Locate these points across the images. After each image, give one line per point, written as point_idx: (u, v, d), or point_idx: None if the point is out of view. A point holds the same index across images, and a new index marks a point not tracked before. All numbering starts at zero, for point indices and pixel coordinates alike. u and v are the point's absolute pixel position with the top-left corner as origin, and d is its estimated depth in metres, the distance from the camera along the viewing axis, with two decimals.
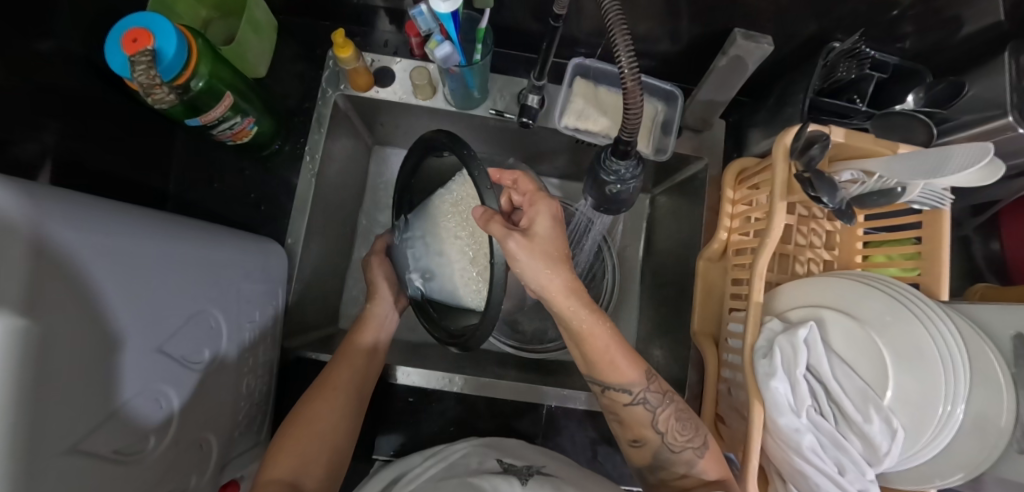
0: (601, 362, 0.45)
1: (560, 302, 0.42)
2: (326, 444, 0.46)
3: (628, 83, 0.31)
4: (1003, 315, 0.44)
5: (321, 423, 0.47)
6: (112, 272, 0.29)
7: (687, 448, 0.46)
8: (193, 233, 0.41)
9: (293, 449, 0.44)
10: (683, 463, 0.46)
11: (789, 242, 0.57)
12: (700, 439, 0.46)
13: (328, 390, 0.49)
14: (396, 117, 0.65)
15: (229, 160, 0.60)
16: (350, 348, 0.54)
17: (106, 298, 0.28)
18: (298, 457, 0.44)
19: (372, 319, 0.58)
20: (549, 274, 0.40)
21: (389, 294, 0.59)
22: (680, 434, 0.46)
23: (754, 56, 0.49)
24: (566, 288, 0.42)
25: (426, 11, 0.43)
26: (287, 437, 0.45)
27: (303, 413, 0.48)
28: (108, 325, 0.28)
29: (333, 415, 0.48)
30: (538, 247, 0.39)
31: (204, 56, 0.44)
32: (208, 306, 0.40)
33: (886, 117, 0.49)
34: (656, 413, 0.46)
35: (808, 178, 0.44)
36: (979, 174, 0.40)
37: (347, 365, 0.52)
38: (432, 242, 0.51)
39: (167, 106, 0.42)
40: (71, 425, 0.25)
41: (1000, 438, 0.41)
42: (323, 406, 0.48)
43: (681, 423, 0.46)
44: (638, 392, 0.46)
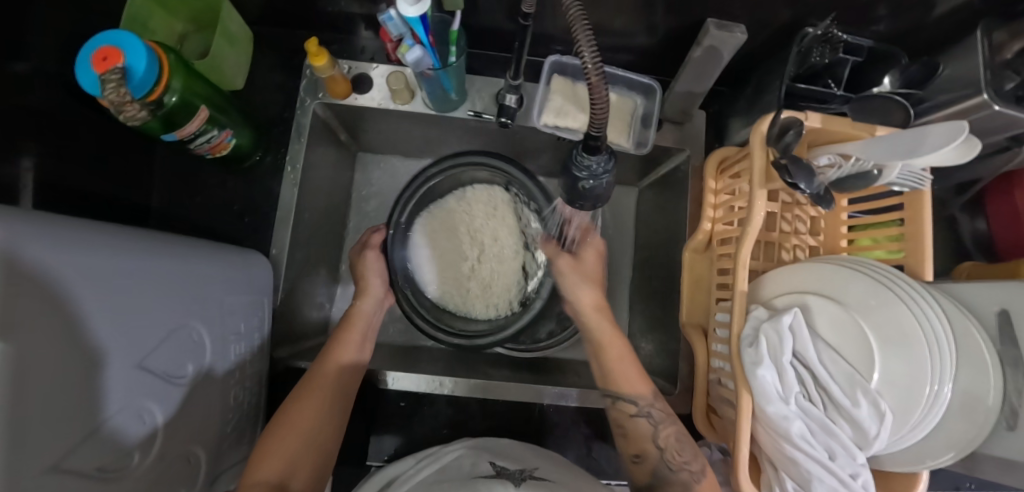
0: (616, 373, 0.52)
1: (590, 315, 0.56)
2: (312, 445, 0.46)
3: (591, 76, 0.30)
4: (987, 292, 0.45)
5: (307, 423, 0.47)
6: (92, 290, 0.29)
7: (684, 468, 0.46)
8: (173, 248, 0.40)
9: (279, 450, 0.44)
10: (680, 484, 0.45)
11: (773, 229, 0.57)
12: (698, 462, 0.47)
13: (315, 390, 0.49)
14: (377, 123, 0.65)
15: (211, 174, 0.60)
16: (337, 348, 0.54)
17: (84, 316, 0.28)
18: (287, 458, 0.44)
19: (358, 318, 0.58)
20: (584, 289, 0.57)
21: (371, 300, 0.59)
22: (678, 454, 0.47)
23: (728, 45, 0.49)
24: (594, 305, 0.56)
25: (396, 17, 0.42)
26: (273, 437, 0.45)
27: (289, 412, 0.47)
28: (87, 342, 0.28)
29: (320, 416, 0.48)
30: (581, 269, 0.58)
31: (176, 71, 0.44)
32: (191, 319, 0.40)
33: (863, 100, 0.48)
34: (657, 429, 0.48)
35: (784, 164, 0.44)
36: (959, 150, 0.40)
37: (333, 364, 0.52)
38: (427, 255, 0.65)
39: (140, 122, 0.43)
40: (52, 444, 0.25)
41: (989, 416, 0.41)
42: (306, 407, 0.48)
43: (681, 443, 0.48)
44: (643, 405, 0.49)
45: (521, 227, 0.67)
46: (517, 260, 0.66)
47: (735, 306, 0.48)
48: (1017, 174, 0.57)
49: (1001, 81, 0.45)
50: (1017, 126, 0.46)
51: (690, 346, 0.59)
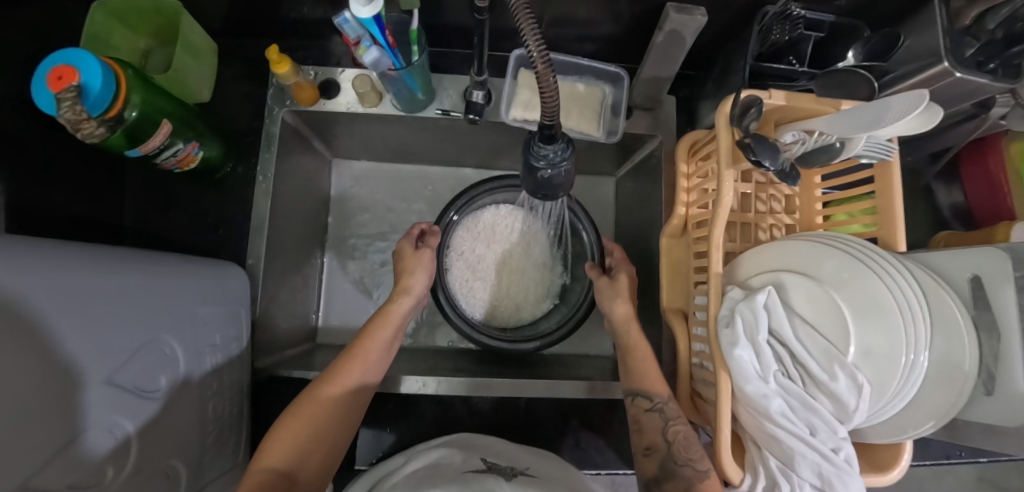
0: (639, 369, 0.54)
1: (622, 327, 0.57)
2: (321, 438, 0.47)
3: (538, 64, 0.28)
4: (958, 258, 0.44)
5: (322, 416, 0.47)
6: (57, 307, 0.28)
7: (689, 464, 0.47)
8: (139, 262, 0.40)
9: (286, 442, 0.44)
10: (684, 480, 0.46)
11: (748, 210, 0.57)
12: (704, 463, 0.47)
13: (335, 384, 0.50)
14: (348, 127, 0.66)
15: (182, 186, 0.59)
16: (366, 347, 0.54)
17: (48, 331, 0.27)
18: (296, 450, 0.44)
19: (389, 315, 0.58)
20: (619, 303, 0.57)
21: (410, 299, 0.60)
22: (687, 450, 0.48)
23: (689, 29, 0.49)
24: (627, 318, 0.56)
25: (351, 19, 0.43)
26: (280, 427, 0.45)
27: (300, 403, 0.47)
28: (52, 356, 0.27)
29: (334, 411, 0.48)
30: (619, 287, 0.58)
31: (134, 85, 0.44)
32: (161, 334, 0.40)
33: (828, 75, 0.48)
34: (667, 422, 0.50)
35: (748, 143, 0.43)
36: (919, 119, 0.40)
37: (358, 360, 0.53)
38: (465, 266, 0.72)
39: (99, 139, 0.42)
40: (21, 461, 0.24)
41: (966, 384, 0.40)
42: (319, 402, 0.48)
43: (689, 441, 0.48)
44: (659, 402, 0.51)
45: (546, 247, 0.74)
46: (544, 279, 0.73)
47: (711, 289, 0.48)
48: (988, 139, 0.58)
49: (962, 48, 0.45)
50: (981, 92, 0.46)
51: (672, 331, 0.59)
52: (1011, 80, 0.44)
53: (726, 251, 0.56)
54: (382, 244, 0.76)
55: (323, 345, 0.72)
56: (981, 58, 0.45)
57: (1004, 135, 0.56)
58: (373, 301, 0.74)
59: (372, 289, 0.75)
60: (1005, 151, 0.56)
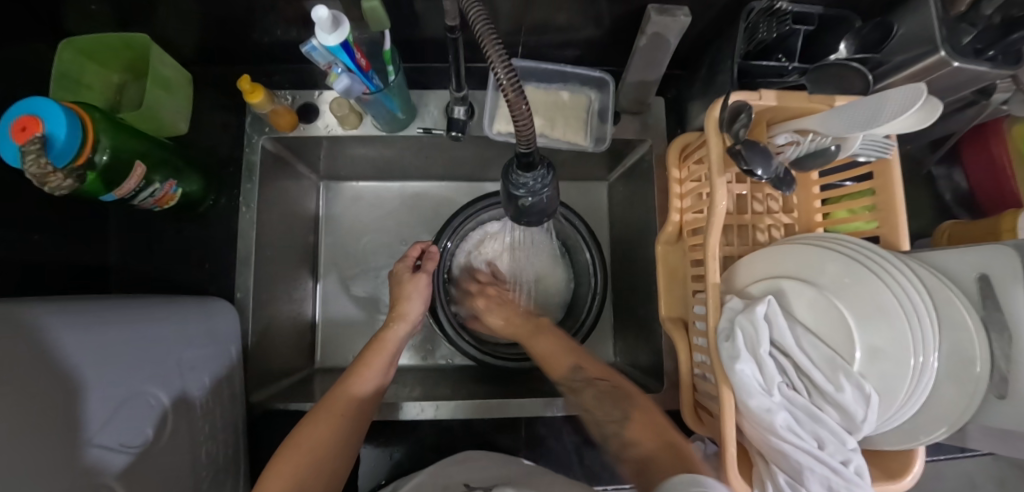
0: (545, 353, 0.58)
1: (528, 337, 0.61)
2: (321, 467, 0.45)
3: (508, 93, 0.27)
4: (962, 257, 0.43)
5: (324, 445, 0.46)
6: (24, 382, 0.27)
7: (610, 423, 0.49)
8: (116, 314, 0.39)
9: (286, 474, 0.43)
10: (615, 436, 0.48)
11: (745, 211, 0.55)
12: (620, 413, 0.49)
13: (337, 412, 0.49)
14: (331, 149, 0.65)
15: (164, 223, 0.58)
16: (361, 371, 0.54)
17: (22, 405, 0.26)
18: (297, 482, 0.43)
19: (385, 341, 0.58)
20: (502, 323, 0.64)
21: (404, 325, 0.60)
22: (601, 410, 0.51)
23: (672, 30, 0.47)
24: (519, 327, 0.62)
25: (319, 47, 0.40)
26: (277, 461, 0.44)
27: (299, 434, 0.46)
28: (29, 429, 0.26)
29: (335, 439, 0.47)
30: (499, 312, 0.65)
31: (103, 129, 0.43)
32: (146, 385, 0.39)
33: (819, 70, 0.46)
34: (580, 397, 0.53)
35: (740, 150, 0.41)
36: (917, 116, 0.38)
37: (358, 386, 0.52)
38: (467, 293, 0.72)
39: (66, 192, 0.40)
40: None
41: (978, 384, 0.39)
42: (320, 428, 0.47)
43: (602, 402, 0.51)
44: (569, 383, 0.55)
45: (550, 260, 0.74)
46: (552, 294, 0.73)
47: (709, 299, 0.46)
48: (990, 125, 0.56)
49: (958, 35, 0.43)
50: (980, 80, 0.44)
51: (671, 340, 0.58)
52: (1011, 67, 0.42)
53: (724, 255, 0.55)
54: (375, 263, 0.75)
55: (321, 369, 0.71)
56: (978, 45, 0.43)
57: (1005, 119, 0.55)
58: (369, 321, 0.74)
59: (368, 309, 0.74)
60: (1007, 134, 0.54)
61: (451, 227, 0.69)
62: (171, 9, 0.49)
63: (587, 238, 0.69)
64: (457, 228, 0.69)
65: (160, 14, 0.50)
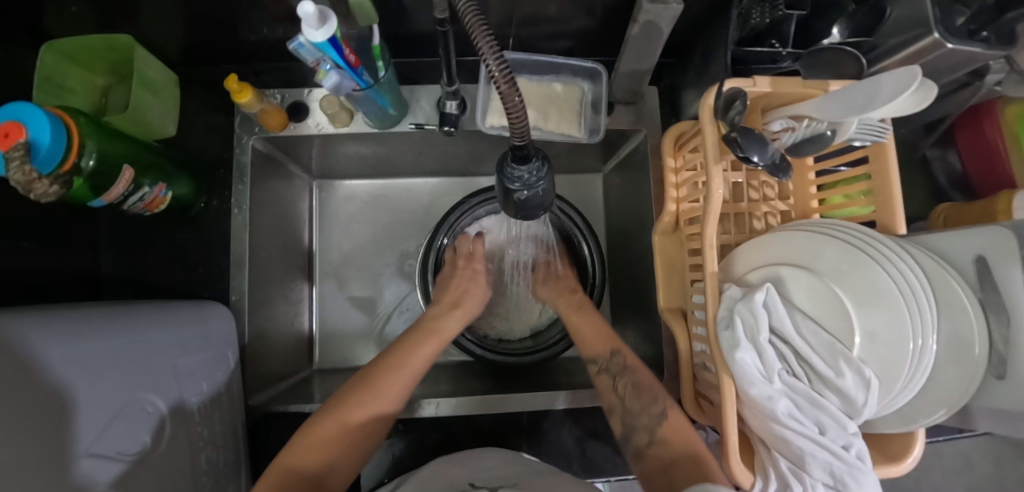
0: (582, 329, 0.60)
1: (570, 311, 0.63)
2: (355, 441, 0.44)
3: (501, 85, 0.26)
4: (959, 239, 0.43)
5: (359, 421, 0.45)
6: (21, 392, 0.27)
7: (644, 413, 0.48)
8: (108, 322, 0.39)
9: (323, 446, 0.42)
10: (645, 429, 0.47)
11: (741, 199, 0.55)
12: (659, 406, 0.48)
13: (377, 391, 0.48)
14: (323, 148, 0.64)
15: (156, 227, 0.57)
16: (411, 355, 0.53)
17: (18, 416, 0.26)
18: (327, 454, 0.42)
19: (437, 331, 0.58)
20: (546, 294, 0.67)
21: (456, 319, 0.61)
22: (636, 401, 0.50)
23: (664, 19, 0.45)
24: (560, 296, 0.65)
25: (307, 44, 0.39)
26: (317, 430, 0.43)
27: (341, 407, 0.45)
28: (25, 440, 0.26)
29: (372, 417, 0.46)
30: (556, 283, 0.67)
31: (88, 134, 0.42)
32: (141, 392, 0.39)
33: (814, 55, 0.46)
34: (615, 380, 0.52)
35: (735, 137, 0.41)
36: (913, 98, 0.37)
37: (400, 368, 0.51)
38: None
39: (52, 199, 0.39)
40: None
41: (978, 367, 0.39)
42: (363, 406, 0.46)
43: (638, 391, 0.50)
44: (603, 362, 0.55)
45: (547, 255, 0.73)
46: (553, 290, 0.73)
47: (707, 288, 0.46)
48: (982, 107, 0.56)
49: (952, 16, 0.43)
50: (974, 61, 0.44)
51: (670, 330, 0.58)
52: (1005, 47, 0.42)
53: (721, 244, 0.54)
54: (372, 261, 0.75)
55: (320, 369, 0.71)
56: (972, 26, 0.43)
57: (998, 101, 0.55)
58: (367, 320, 0.73)
59: (366, 308, 0.74)
60: (1001, 117, 0.54)
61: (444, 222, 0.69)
62: (154, 8, 0.48)
63: (585, 231, 0.68)
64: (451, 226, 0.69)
65: (143, 14, 0.49)
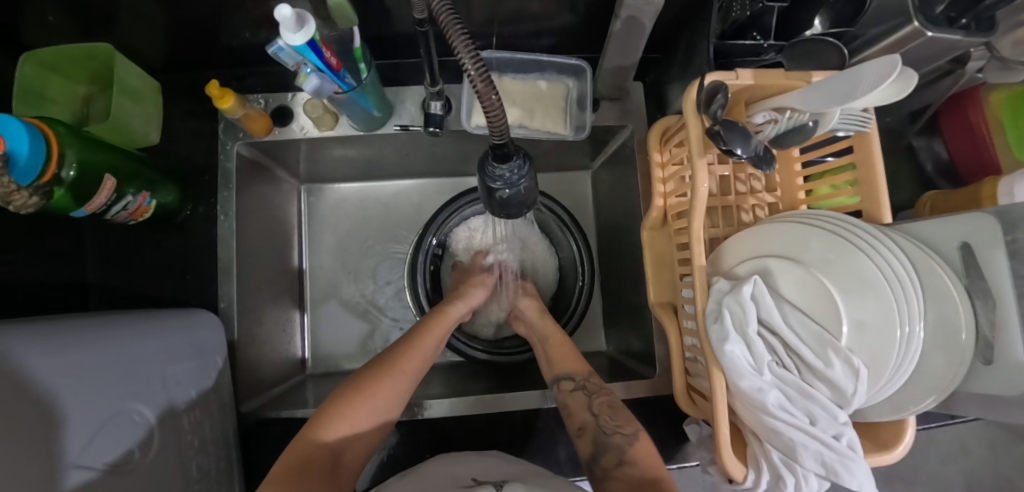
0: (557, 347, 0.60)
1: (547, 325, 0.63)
2: (375, 417, 0.47)
3: (477, 83, 0.26)
4: (942, 226, 0.43)
5: (380, 400, 0.48)
6: (5, 404, 0.26)
7: (617, 432, 0.47)
8: (92, 334, 0.38)
9: (347, 420, 0.45)
10: (616, 448, 0.46)
11: (729, 192, 0.55)
12: (631, 427, 0.48)
13: (395, 372, 0.50)
14: (310, 151, 0.64)
15: (141, 236, 0.56)
16: (425, 338, 0.56)
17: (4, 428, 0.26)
18: (349, 426, 0.45)
19: (445, 317, 0.61)
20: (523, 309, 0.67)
21: (463, 303, 0.64)
22: (612, 418, 0.49)
23: (646, 15, 0.45)
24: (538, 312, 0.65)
25: (286, 47, 0.39)
26: (341, 405, 0.46)
27: (361, 385, 0.48)
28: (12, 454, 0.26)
29: (392, 397, 0.49)
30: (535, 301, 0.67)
31: (69, 143, 0.42)
32: (129, 402, 0.38)
33: (795, 46, 0.46)
34: (591, 398, 0.52)
35: (718, 131, 0.41)
36: (894, 86, 0.38)
37: (415, 351, 0.54)
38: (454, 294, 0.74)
39: (33, 210, 0.39)
40: None
41: (965, 352, 0.39)
42: (386, 383, 0.49)
43: (613, 410, 0.50)
44: (579, 380, 0.55)
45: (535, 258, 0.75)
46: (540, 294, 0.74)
47: (696, 281, 0.46)
48: (967, 93, 0.56)
49: (931, 4, 0.43)
50: (953, 49, 0.45)
51: (661, 324, 0.58)
52: (985, 34, 0.42)
53: (710, 237, 0.54)
54: (362, 264, 0.75)
55: (313, 375, 0.70)
56: (951, 13, 0.43)
57: (982, 87, 0.55)
58: (359, 323, 0.73)
59: (358, 311, 0.74)
60: (984, 102, 0.54)
61: (433, 222, 0.70)
62: (133, 15, 0.48)
63: (572, 228, 0.70)
64: (441, 226, 0.70)
65: (122, 20, 0.48)
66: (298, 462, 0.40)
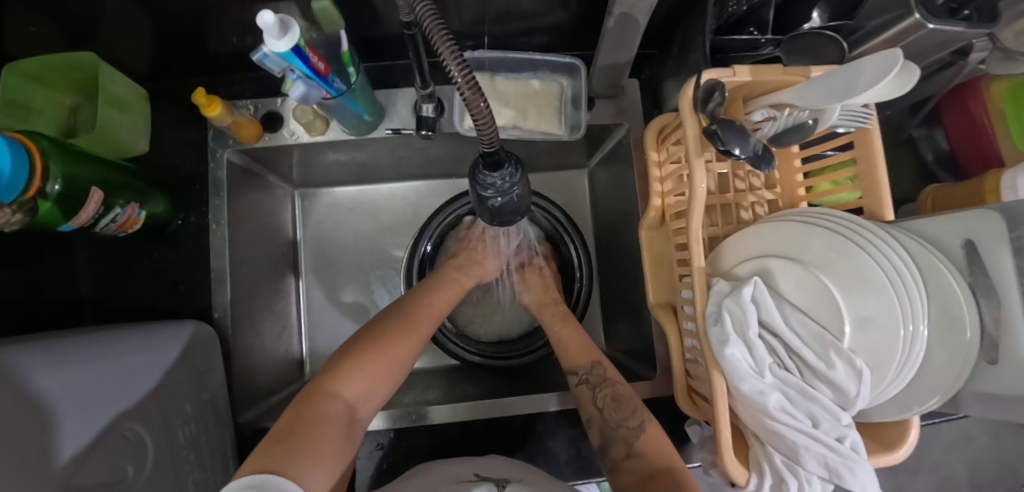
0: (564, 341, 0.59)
1: (553, 318, 0.63)
2: (388, 374, 0.46)
3: (464, 91, 0.25)
4: (947, 223, 0.42)
5: (394, 356, 0.48)
6: None
7: (622, 426, 0.47)
8: (77, 354, 0.38)
9: (365, 373, 0.44)
10: (622, 442, 0.46)
11: (727, 190, 0.54)
12: (636, 418, 0.48)
13: (409, 331, 0.51)
14: (302, 157, 0.63)
15: (131, 248, 0.56)
16: (435, 303, 0.58)
17: None
18: (365, 380, 0.44)
19: (451, 287, 0.62)
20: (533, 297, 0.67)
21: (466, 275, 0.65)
22: (615, 413, 0.48)
23: (640, 11, 0.44)
24: (543, 300, 0.66)
25: (270, 54, 0.38)
26: (358, 359, 0.45)
27: (377, 341, 0.48)
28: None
29: (405, 354, 0.49)
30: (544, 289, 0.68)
31: (52, 157, 0.41)
32: (122, 420, 0.38)
33: (792, 40, 0.45)
34: (594, 391, 0.51)
35: (716, 130, 0.40)
36: (896, 82, 0.36)
37: (426, 311, 0.56)
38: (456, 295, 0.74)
39: (18, 226, 0.38)
40: None
41: (969, 352, 0.39)
42: (402, 340, 0.49)
43: (617, 403, 0.49)
44: (583, 374, 0.54)
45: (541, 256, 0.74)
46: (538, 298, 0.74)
47: (695, 282, 0.45)
48: (968, 84, 0.55)
49: None
50: (956, 40, 0.44)
51: (661, 325, 0.57)
52: (987, 25, 0.41)
53: (708, 236, 0.54)
54: (359, 267, 0.74)
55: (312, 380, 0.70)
56: (953, 4, 0.42)
57: (982, 78, 0.54)
58: (358, 327, 0.73)
59: (355, 316, 0.73)
60: (986, 94, 0.53)
61: (427, 225, 0.69)
62: (115, 22, 0.47)
63: (568, 228, 0.70)
64: (437, 228, 0.70)
65: (104, 28, 0.47)
66: (315, 411, 0.38)
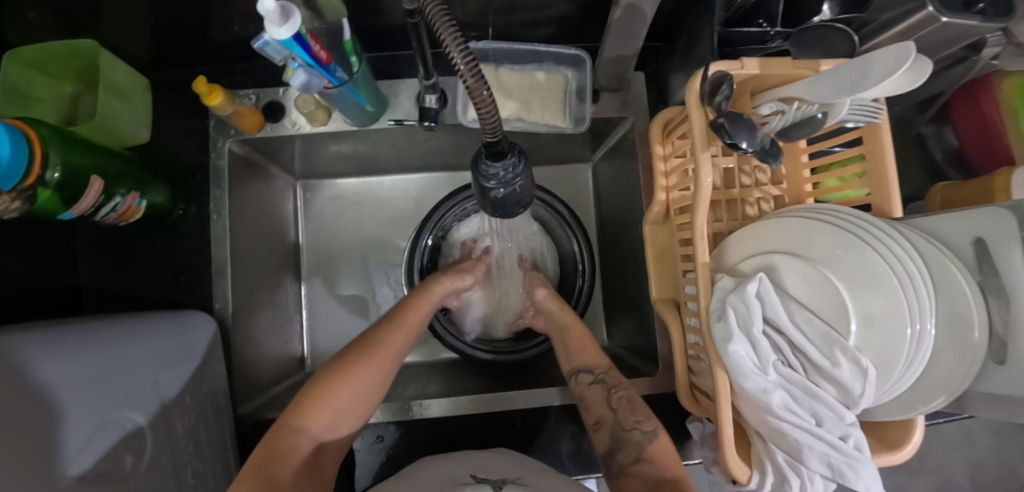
0: (577, 343, 0.59)
1: (561, 317, 0.62)
2: (359, 398, 0.46)
3: (468, 80, 0.24)
4: (958, 221, 0.41)
5: (364, 380, 0.47)
6: None
7: (635, 428, 0.47)
8: (75, 344, 0.38)
9: (329, 405, 0.44)
10: (634, 444, 0.46)
11: (733, 186, 0.53)
12: (650, 423, 0.47)
13: (377, 352, 0.50)
14: (304, 148, 0.63)
15: (132, 238, 0.56)
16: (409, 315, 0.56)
17: None
18: (331, 412, 0.45)
19: (429, 295, 0.60)
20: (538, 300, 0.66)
21: (452, 281, 0.64)
22: (630, 414, 0.49)
23: (647, 2, 0.43)
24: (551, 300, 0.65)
25: (271, 42, 0.37)
26: (324, 391, 0.45)
27: (346, 367, 0.47)
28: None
29: (378, 373, 0.49)
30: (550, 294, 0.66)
31: (51, 145, 0.40)
32: (119, 410, 0.38)
33: (802, 33, 0.44)
34: (610, 392, 0.51)
35: (722, 124, 0.39)
36: (907, 76, 0.36)
37: (399, 328, 0.54)
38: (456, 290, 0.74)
39: (16, 214, 0.39)
40: None
41: (977, 352, 0.38)
42: (367, 363, 0.48)
43: (631, 405, 0.49)
44: (599, 373, 0.54)
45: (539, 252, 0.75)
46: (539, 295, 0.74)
47: (700, 279, 0.44)
48: (979, 81, 0.54)
49: None
50: (969, 34, 0.43)
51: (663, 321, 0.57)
52: (1002, 18, 0.40)
53: (712, 232, 0.53)
54: (360, 260, 0.74)
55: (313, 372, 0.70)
56: None
57: (993, 75, 0.53)
58: (359, 320, 0.72)
59: (356, 308, 0.73)
60: (997, 90, 0.52)
61: (428, 219, 0.69)
62: (115, 10, 0.46)
63: (572, 225, 0.68)
64: (437, 223, 0.69)
65: (104, 16, 0.47)
66: (275, 452, 0.40)
